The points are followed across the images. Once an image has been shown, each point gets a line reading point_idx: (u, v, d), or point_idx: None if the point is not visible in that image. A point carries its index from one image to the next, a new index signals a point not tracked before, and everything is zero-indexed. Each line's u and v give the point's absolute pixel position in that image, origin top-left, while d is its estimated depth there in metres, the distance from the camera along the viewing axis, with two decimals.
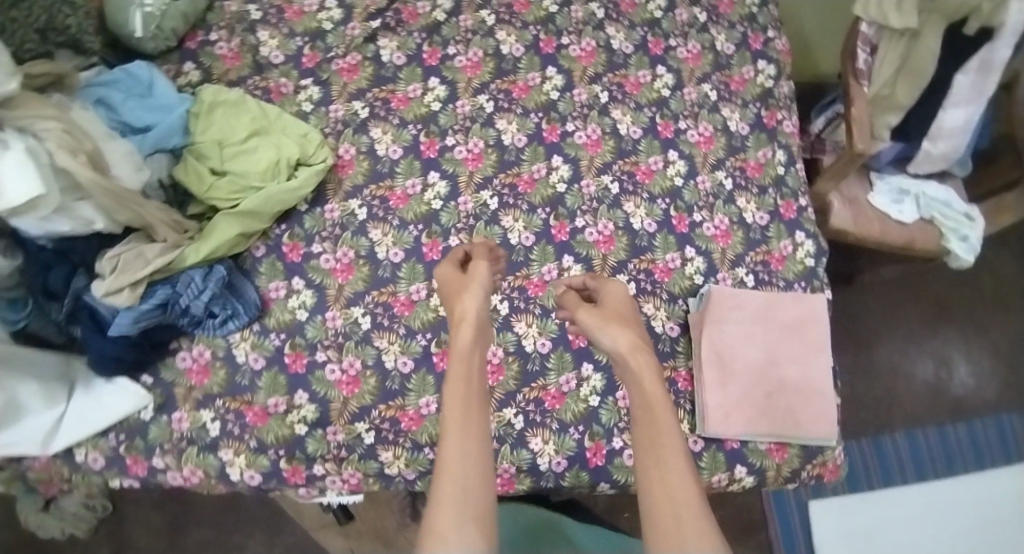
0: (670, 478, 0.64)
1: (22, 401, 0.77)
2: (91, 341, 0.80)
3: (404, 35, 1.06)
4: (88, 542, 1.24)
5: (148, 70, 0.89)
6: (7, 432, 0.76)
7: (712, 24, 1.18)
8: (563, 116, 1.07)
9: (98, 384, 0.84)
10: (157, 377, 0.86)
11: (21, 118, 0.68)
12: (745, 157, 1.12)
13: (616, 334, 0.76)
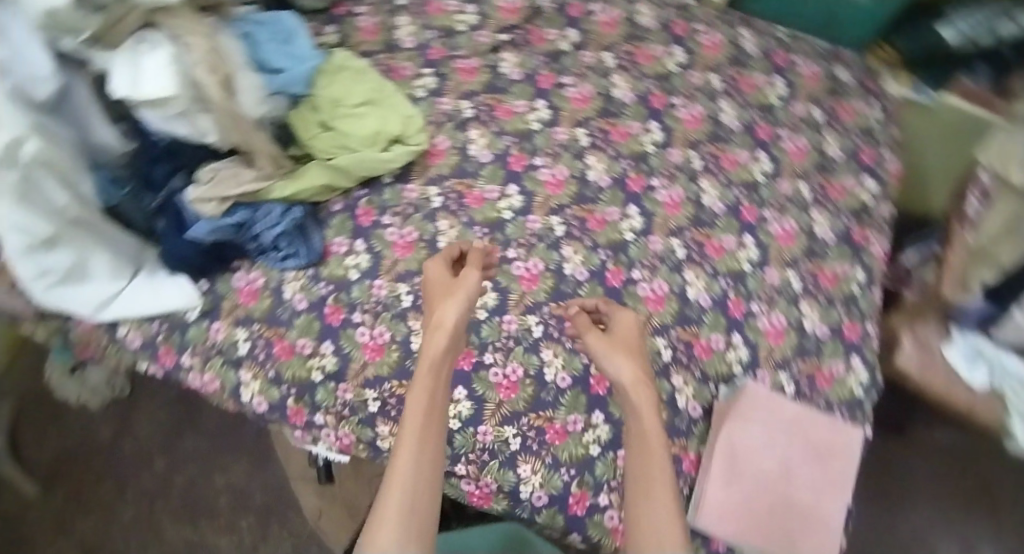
0: (654, 502, 0.69)
1: (89, 267, 0.85)
2: (168, 237, 0.89)
3: (526, 55, 1.11)
4: (100, 414, 1.38)
5: (295, 23, 0.99)
6: (68, 289, 0.85)
7: (827, 126, 1.17)
8: (652, 170, 1.08)
9: (160, 275, 0.92)
10: (212, 285, 0.94)
11: (177, 27, 0.77)
12: (821, 264, 1.11)
13: (622, 364, 0.80)
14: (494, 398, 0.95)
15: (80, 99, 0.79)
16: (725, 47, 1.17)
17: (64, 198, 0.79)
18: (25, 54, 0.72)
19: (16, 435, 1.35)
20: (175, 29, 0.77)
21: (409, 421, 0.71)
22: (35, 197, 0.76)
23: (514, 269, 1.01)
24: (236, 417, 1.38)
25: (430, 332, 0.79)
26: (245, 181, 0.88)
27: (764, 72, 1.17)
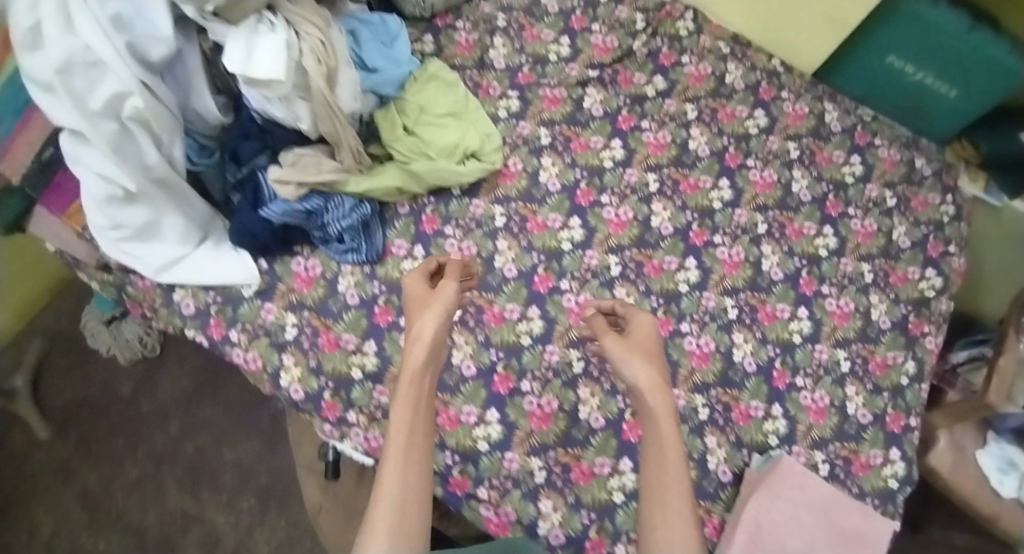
0: (669, 509, 0.67)
1: (162, 228, 0.89)
2: (242, 212, 0.90)
3: (611, 93, 1.12)
4: (125, 369, 1.37)
5: (399, 27, 1.02)
6: (137, 245, 0.89)
7: (898, 212, 1.16)
8: (716, 227, 1.08)
9: (224, 248, 0.94)
10: (271, 266, 0.96)
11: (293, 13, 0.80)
12: (873, 349, 1.09)
13: (639, 368, 0.78)
14: (524, 426, 0.94)
15: (190, 66, 0.81)
16: (808, 118, 1.17)
17: (153, 157, 0.81)
18: (149, 15, 0.75)
19: (41, 373, 1.35)
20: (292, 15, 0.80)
21: (393, 444, 0.68)
22: (126, 149, 0.79)
23: (564, 300, 1.00)
24: (258, 397, 1.36)
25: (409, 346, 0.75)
26: (326, 170, 0.90)
27: (842, 150, 1.17)
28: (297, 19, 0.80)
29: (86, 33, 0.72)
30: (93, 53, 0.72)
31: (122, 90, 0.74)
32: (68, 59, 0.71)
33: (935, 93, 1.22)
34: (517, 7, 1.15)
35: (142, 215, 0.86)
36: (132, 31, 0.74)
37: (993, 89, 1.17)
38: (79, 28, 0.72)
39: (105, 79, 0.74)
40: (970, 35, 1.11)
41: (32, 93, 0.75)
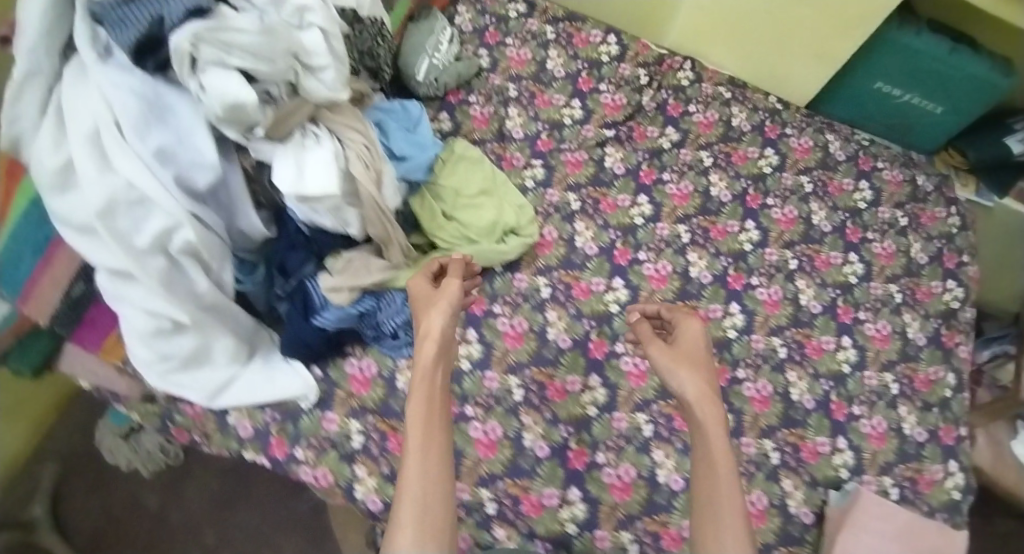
0: (723, 519, 0.68)
1: (211, 351, 0.83)
2: (293, 322, 0.85)
3: (630, 150, 1.14)
4: (148, 483, 1.29)
5: (420, 111, 1.01)
6: (187, 374, 0.83)
7: (911, 230, 1.22)
8: (751, 269, 1.09)
9: (274, 361, 0.90)
10: (325, 373, 0.92)
11: (334, 121, 0.78)
12: (915, 366, 1.12)
13: (686, 379, 0.80)
14: (608, 500, 0.92)
15: (235, 186, 0.76)
16: (814, 151, 1.22)
17: (203, 283, 0.76)
18: (191, 139, 0.70)
19: (59, 499, 1.26)
20: (334, 124, 0.78)
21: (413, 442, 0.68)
22: (175, 279, 0.74)
23: (622, 364, 1.00)
24: (295, 488, 1.31)
25: (419, 344, 0.75)
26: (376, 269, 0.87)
27: (850, 177, 1.22)
28: (339, 127, 0.79)
29: (128, 170, 0.67)
30: (136, 189, 0.68)
31: (171, 223, 0.69)
32: (111, 200, 0.66)
33: (918, 110, 1.31)
34: (525, 76, 1.16)
35: (189, 342, 0.80)
36: (176, 160, 0.70)
37: (971, 102, 1.27)
38: (120, 165, 0.67)
39: (152, 214, 0.69)
40: (952, 56, 1.21)
41: (67, 235, 0.69)
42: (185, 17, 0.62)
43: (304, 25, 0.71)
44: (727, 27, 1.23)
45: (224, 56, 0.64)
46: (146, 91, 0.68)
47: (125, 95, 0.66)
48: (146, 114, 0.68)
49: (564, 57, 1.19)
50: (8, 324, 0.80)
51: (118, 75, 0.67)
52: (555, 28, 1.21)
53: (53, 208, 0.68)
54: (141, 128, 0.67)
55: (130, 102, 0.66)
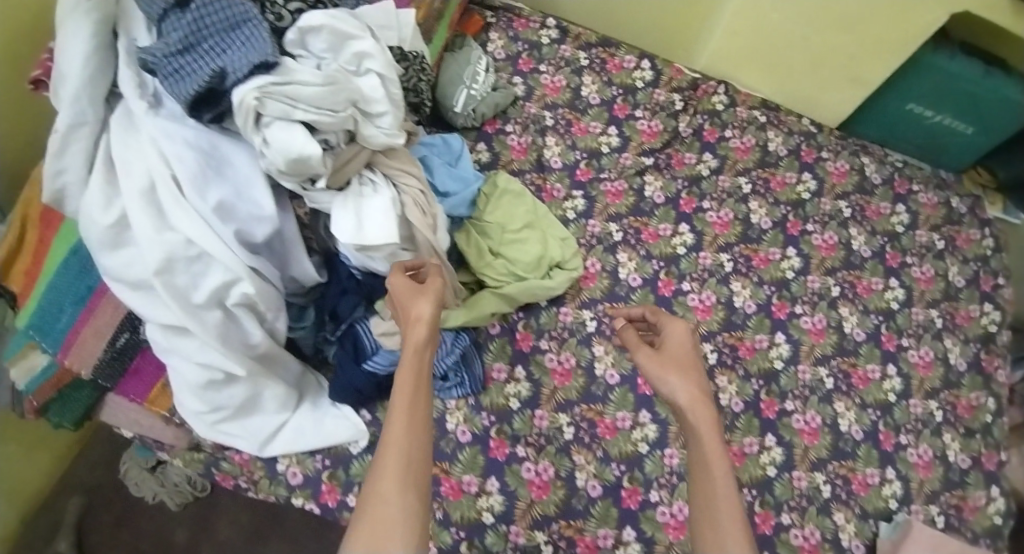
0: (721, 526, 0.65)
1: (262, 400, 0.80)
2: (345, 367, 0.83)
3: (669, 178, 1.13)
4: (174, 516, 1.24)
5: (461, 144, 0.99)
6: (237, 424, 0.81)
7: (948, 253, 1.21)
8: (795, 297, 1.08)
9: (324, 406, 0.87)
10: (374, 415, 0.89)
11: (389, 167, 0.76)
12: (957, 393, 1.11)
13: (676, 385, 0.76)
14: (663, 539, 0.89)
15: (290, 234, 0.73)
16: (850, 175, 1.21)
17: (259, 336, 0.73)
18: (249, 191, 0.67)
19: (81, 534, 1.21)
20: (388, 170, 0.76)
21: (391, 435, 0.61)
22: (231, 334, 0.71)
23: None
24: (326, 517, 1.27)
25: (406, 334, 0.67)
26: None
27: (887, 201, 1.22)
28: (392, 172, 0.76)
29: (186, 227, 0.63)
30: (195, 246, 0.64)
31: (230, 280, 0.66)
32: (169, 258, 0.64)
33: (949, 132, 1.30)
34: (561, 104, 1.14)
35: (241, 394, 0.77)
36: (234, 214, 0.66)
37: (1005, 124, 1.26)
38: (178, 222, 0.64)
39: (211, 270, 0.66)
40: (986, 79, 1.19)
41: (121, 292, 0.66)
42: (251, 71, 0.61)
43: (362, 72, 0.70)
44: (762, 51, 1.22)
45: (291, 109, 0.62)
46: (201, 141, 0.65)
47: (181, 147, 0.64)
48: (204, 167, 0.64)
49: (598, 83, 1.17)
50: (48, 376, 0.78)
51: (174, 127, 0.65)
52: (589, 54, 1.19)
53: (106, 265, 0.65)
54: (200, 184, 0.64)
55: (187, 155, 0.64)
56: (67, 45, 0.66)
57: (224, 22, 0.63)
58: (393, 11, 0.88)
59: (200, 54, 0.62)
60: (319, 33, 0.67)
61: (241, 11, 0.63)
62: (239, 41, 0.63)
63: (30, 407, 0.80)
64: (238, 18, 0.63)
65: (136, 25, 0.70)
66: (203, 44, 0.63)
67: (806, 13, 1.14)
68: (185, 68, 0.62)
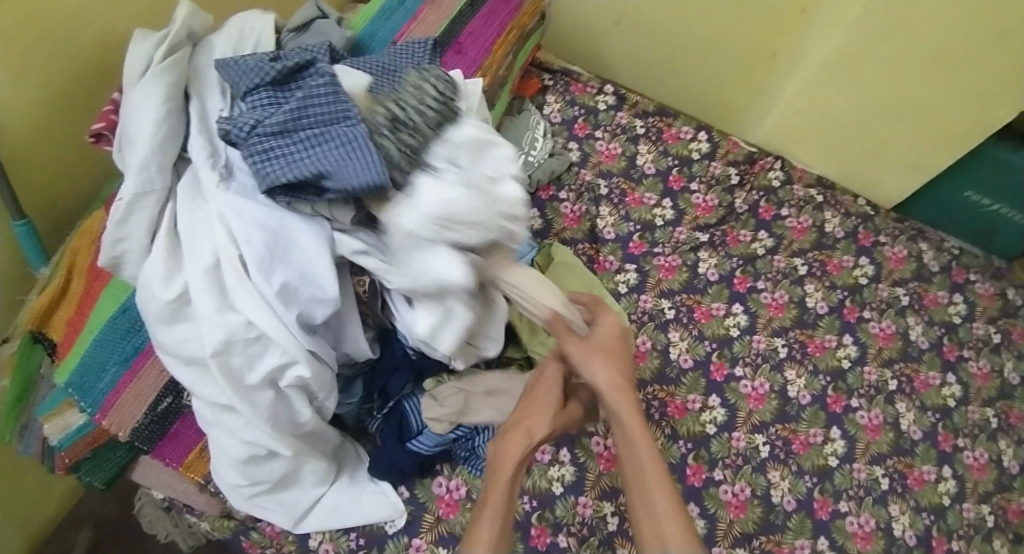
0: (654, 506, 0.65)
1: (301, 474, 0.70)
2: (386, 445, 0.75)
3: (723, 255, 1.10)
4: None
5: None
6: (270, 498, 0.70)
7: (1004, 347, 1.16)
8: (851, 389, 1.04)
9: (362, 480, 0.76)
10: (412, 492, 0.78)
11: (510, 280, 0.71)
12: (1010, 496, 1.04)
13: (599, 370, 0.71)
14: None
15: (348, 310, 0.67)
16: (908, 261, 1.18)
17: (308, 417, 0.65)
18: (314, 273, 0.61)
19: None
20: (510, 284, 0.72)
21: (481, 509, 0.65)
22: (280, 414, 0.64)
23: (720, 493, 0.92)
24: None
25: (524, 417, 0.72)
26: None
27: (944, 289, 1.18)
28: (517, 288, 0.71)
29: (248, 309, 0.60)
30: (255, 327, 0.60)
31: (287, 363, 0.61)
32: (226, 339, 0.59)
33: (1007, 220, 1.27)
34: (616, 172, 1.12)
35: (280, 471, 0.68)
36: (297, 296, 0.61)
37: None
38: (240, 303, 0.60)
39: (267, 352, 0.61)
40: None
41: (174, 369, 0.62)
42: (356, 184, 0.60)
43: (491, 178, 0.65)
44: (825, 128, 1.20)
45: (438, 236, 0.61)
46: (271, 220, 0.61)
47: (251, 226, 0.61)
48: (272, 247, 0.61)
49: (655, 152, 1.15)
50: (83, 434, 0.72)
51: (245, 203, 0.62)
52: (646, 123, 1.18)
53: (162, 341, 0.62)
54: (266, 264, 0.60)
55: (256, 235, 0.60)
56: (139, 106, 0.63)
57: (325, 114, 0.62)
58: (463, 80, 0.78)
59: (294, 143, 0.61)
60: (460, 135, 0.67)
61: (343, 107, 0.62)
62: (338, 136, 0.61)
63: (61, 464, 0.74)
64: (339, 114, 0.62)
65: (212, 87, 0.69)
66: (300, 136, 0.62)
67: (871, 95, 1.12)
68: (278, 155, 0.61)
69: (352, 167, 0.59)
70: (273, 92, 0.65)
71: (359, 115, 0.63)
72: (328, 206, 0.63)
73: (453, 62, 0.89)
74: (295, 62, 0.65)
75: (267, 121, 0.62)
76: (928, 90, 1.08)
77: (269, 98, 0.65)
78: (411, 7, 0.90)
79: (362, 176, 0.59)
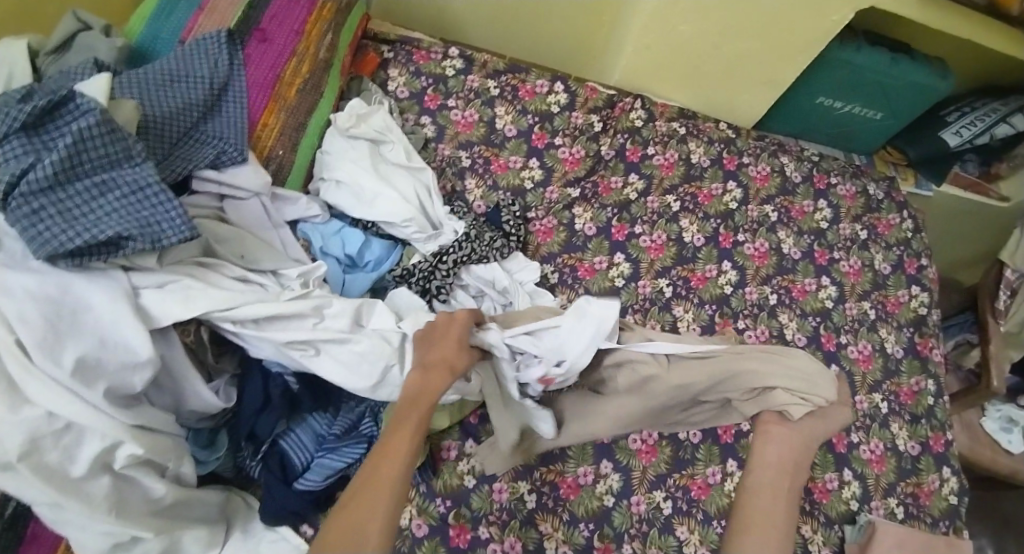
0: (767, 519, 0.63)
1: (182, 546, 0.64)
2: (274, 492, 0.69)
3: (598, 208, 1.09)
4: None
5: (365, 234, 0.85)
6: None
7: (872, 242, 1.23)
8: (736, 312, 1.07)
9: (257, 530, 0.71)
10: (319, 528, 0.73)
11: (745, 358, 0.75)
12: (898, 381, 1.13)
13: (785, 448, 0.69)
14: None
15: (177, 364, 0.62)
16: (772, 177, 1.22)
17: (163, 489, 0.60)
18: (116, 336, 0.57)
19: None
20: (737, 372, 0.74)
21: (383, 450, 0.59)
22: (127, 497, 0.58)
23: (631, 443, 0.94)
24: None
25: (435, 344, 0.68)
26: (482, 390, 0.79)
27: (809, 198, 1.23)
28: (729, 391, 0.76)
29: (43, 397, 0.54)
30: (59, 415, 0.54)
31: (111, 444, 0.56)
32: (31, 438, 0.52)
33: (862, 118, 1.34)
34: (475, 141, 1.07)
35: (156, 550, 0.61)
36: (101, 370, 0.56)
37: (911, 107, 1.31)
38: (32, 392, 0.54)
39: (86, 438, 0.55)
40: (895, 66, 1.23)
41: None
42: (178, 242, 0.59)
43: (444, 246, 0.86)
44: (673, 58, 1.18)
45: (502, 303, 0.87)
46: (50, 287, 0.55)
47: (25, 302, 0.54)
48: (55, 319, 0.55)
49: (513, 113, 1.10)
50: None
51: (10, 277, 0.54)
52: (499, 82, 1.12)
53: None
54: (50, 343, 0.53)
55: (32, 311, 0.54)
56: None
57: (104, 158, 0.57)
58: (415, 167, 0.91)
59: (71, 195, 0.56)
60: (441, 235, 0.88)
61: (125, 148, 0.58)
62: (127, 183, 0.58)
63: None
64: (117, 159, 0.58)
65: None
66: (78, 191, 0.57)
67: (710, 19, 1.11)
68: (56, 213, 0.55)
69: (155, 221, 0.57)
70: (27, 138, 0.57)
71: (144, 155, 0.59)
72: (125, 257, 0.59)
73: (259, 51, 0.80)
74: (51, 100, 0.57)
75: (37, 174, 0.54)
76: (763, 7, 1.08)
77: (24, 147, 0.56)
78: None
79: (170, 235, 0.58)
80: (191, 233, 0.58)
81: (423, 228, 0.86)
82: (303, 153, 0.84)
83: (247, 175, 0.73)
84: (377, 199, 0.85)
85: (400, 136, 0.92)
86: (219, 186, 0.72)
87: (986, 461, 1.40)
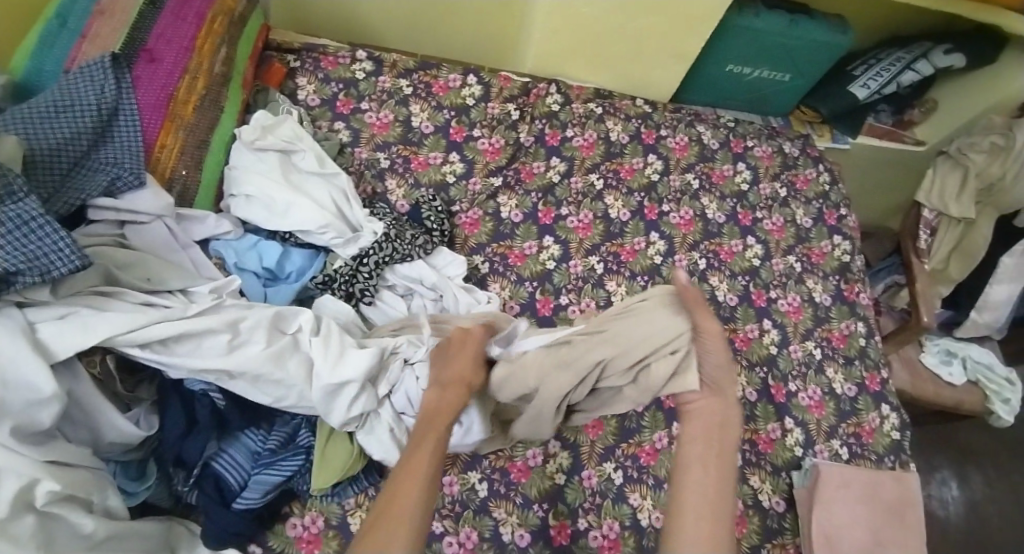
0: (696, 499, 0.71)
1: None
2: (212, 514, 0.68)
3: (522, 194, 1.10)
4: None
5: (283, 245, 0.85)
6: None
7: (792, 199, 1.28)
8: (668, 280, 1.09)
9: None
10: (265, 546, 0.73)
11: (604, 341, 0.75)
12: (829, 327, 1.18)
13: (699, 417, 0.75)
14: None
15: (88, 396, 0.61)
16: (690, 146, 1.25)
17: (93, 523, 0.58)
18: (18, 373, 0.55)
19: None
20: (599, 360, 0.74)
21: (406, 465, 0.65)
22: (55, 537, 0.56)
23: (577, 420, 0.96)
24: None
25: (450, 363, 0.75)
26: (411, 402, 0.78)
27: (728, 163, 1.26)
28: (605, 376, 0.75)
29: None
30: None
31: (30, 483, 0.54)
32: None
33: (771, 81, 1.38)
34: (392, 141, 1.07)
35: None
36: (5, 409, 0.54)
37: (816, 64, 1.36)
38: None
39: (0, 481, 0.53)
40: (794, 28, 1.27)
41: None
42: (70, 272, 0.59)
43: (364, 248, 0.86)
44: (579, 39, 1.20)
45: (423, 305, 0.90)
46: None
47: None
48: None
49: (428, 109, 1.11)
50: None
51: None
52: (410, 81, 1.12)
53: None
54: None
55: None
56: None
57: None
58: (330, 172, 0.91)
59: None
60: (360, 237, 0.88)
61: (7, 182, 0.56)
62: (10, 218, 0.56)
63: None
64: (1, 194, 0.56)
65: None
66: None
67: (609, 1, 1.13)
68: None
69: (43, 252, 0.57)
70: None
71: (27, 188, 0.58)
72: (16, 293, 0.59)
73: (148, 73, 0.78)
74: None
75: None
76: None
77: None
78: (75, 24, 0.78)
79: (62, 265, 0.58)
80: (84, 260, 0.59)
81: (341, 234, 0.86)
82: (209, 172, 0.83)
83: (147, 200, 0.72)
84: (289, 211, 0.84)
85: (311, 143, 0.92)
86: (117, 213, 0.72)
87: (928, 395, 1.46)
